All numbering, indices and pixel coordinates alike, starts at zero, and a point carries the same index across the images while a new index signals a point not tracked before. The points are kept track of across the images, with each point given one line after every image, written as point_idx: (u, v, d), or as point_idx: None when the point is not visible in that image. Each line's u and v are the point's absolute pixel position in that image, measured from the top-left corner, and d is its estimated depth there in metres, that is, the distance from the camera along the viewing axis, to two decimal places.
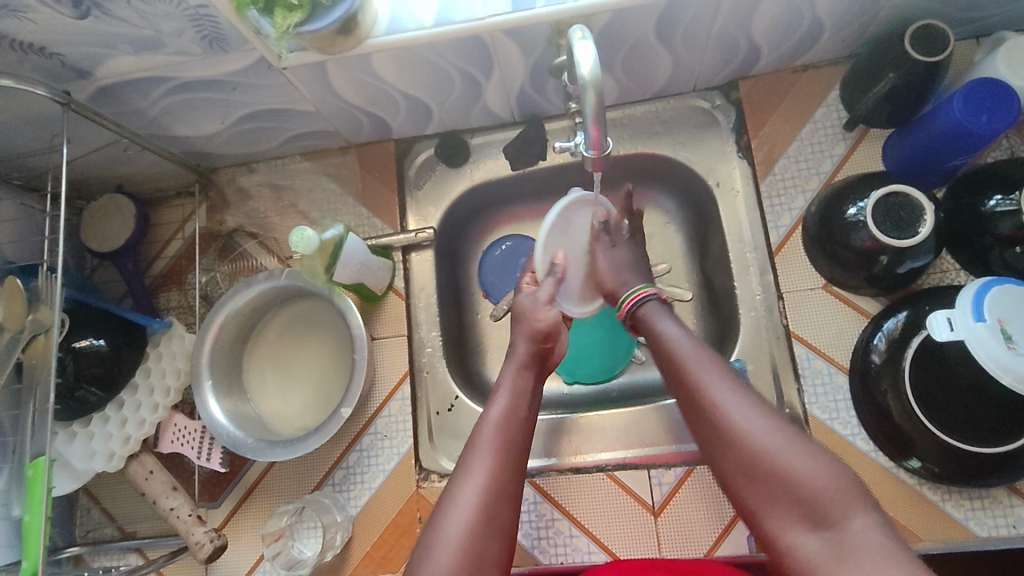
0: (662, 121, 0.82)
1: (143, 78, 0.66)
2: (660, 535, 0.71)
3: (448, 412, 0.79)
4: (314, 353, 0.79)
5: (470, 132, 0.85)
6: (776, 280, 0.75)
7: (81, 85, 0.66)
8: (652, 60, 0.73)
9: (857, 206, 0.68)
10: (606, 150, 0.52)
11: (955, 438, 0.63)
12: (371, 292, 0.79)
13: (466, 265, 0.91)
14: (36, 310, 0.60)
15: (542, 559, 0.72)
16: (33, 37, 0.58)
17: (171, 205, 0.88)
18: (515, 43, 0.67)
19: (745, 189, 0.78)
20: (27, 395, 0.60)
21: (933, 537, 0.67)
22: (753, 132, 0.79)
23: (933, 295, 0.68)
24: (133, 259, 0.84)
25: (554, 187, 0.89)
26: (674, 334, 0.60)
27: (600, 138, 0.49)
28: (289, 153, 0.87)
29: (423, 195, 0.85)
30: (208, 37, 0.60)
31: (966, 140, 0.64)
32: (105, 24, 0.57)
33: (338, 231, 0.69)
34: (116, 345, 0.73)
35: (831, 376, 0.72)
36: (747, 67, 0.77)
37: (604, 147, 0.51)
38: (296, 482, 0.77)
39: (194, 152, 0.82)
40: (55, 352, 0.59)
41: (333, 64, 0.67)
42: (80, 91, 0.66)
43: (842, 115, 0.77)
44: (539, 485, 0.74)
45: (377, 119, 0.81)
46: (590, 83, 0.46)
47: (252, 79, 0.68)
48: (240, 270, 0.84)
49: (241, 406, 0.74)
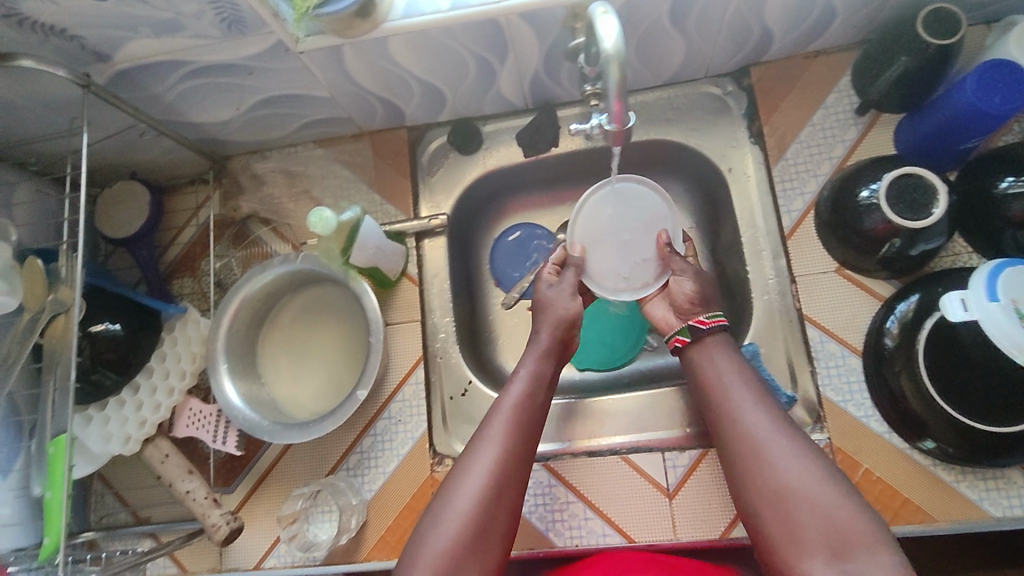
0: (674, 108, 0.82)
1: (161, 62, 0.66)
2: (675, 517, 0.71)
3: (462, 396, 0.79)
4: (329, 338, 0.79)
5: (483, 119, 0.86)
6: (788, 264, 0.76)
7: (101, 68, 0.66)
8: (666, 45, 0.73)
9: (869, 189, 0.69)
10: (628, 124, 0.51)
11: (971, 418, 0.63)
12: (385, 277, 0.79)
13: (479, 252, 0.91)
14: (57, 290, 0.60)
15: (556, 542, 0.72)
16: (52, 19, 0.58)
17: (185, 192, 0.89)
18: (531, 27, 0.67)
19: (758, 174, 0.79)
20: (47, 375, 0.60)
21: (949, 518, 0.67)
22: (765, 117, 0.79)
23: (945, 278, 0.69)
24: (148, 245, 0.84)
25: (566, 175, 0.89)
26: (727, 369, 0.62)
27: (622, 112, 0.49)
28: (302, 140, 0.87)
29: (436, 182, 0.86)
30: (227, 20, 0.61)
31: (979, 122, 0.65)
32: (126, 6, 0.57)
33: (355, 213, 0.69)
34: (132, 329, 0.74)
35: (844, 359, 0.72)
36: (759, 52, 0.78)
37: (626, 121, 0.50)
38: (311, 466, 0.77)
39: (209, 139, 0.83)
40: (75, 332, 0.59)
41: (350, 49, 0.68)
42: (99, 74, 0.67)
43: (853, 100, 0.77)
44: (553, 467, 0.75)
45: (390, 106, 0.81)
46: (612, 56, 0.46)
47: (269, 63, 0.69)
48: (254, 256, 0.84)
49: (256, 389, 0.74)
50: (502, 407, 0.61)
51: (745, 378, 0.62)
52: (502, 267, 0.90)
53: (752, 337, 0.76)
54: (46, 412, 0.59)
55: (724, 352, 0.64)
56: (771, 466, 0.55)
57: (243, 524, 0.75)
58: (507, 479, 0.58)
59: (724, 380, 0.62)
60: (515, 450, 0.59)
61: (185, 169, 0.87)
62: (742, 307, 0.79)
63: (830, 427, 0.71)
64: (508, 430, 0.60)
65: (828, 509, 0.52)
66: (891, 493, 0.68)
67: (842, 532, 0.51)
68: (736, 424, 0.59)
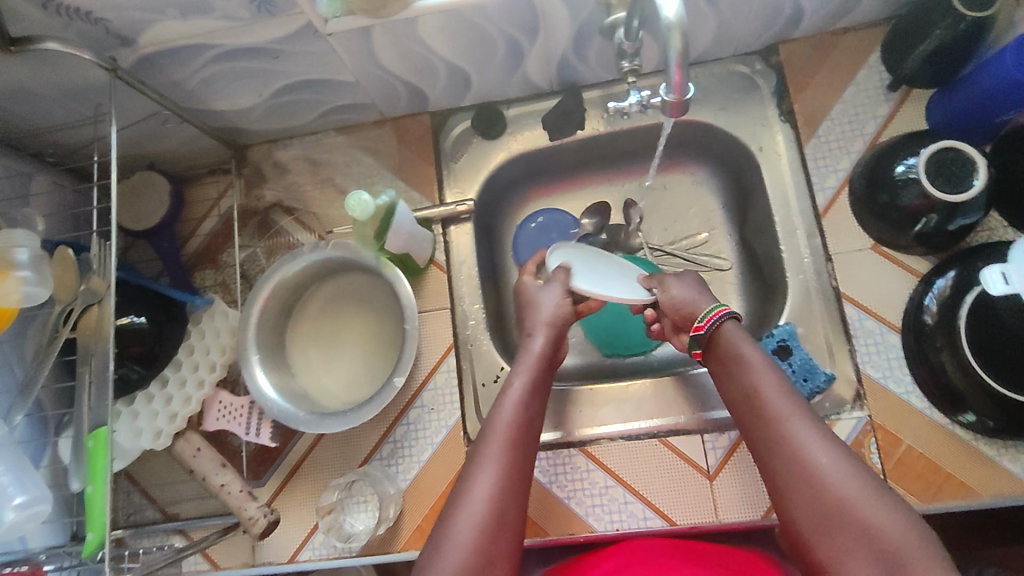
0: (702, 88, 0.82)
1: (186, 46, 0.65)
2: (716, 498, 0.70)
3: (494, 383, 0.77)
4: (359, 327, 0.78)
5: (508, 103, 0.85)
6: (823, 243, 0.76)
7: (124, 53, 0.65)
8: (697, 22, 0.73)
9: (906, 163, 0.68)
10: (686, 96, 0.54)
11: (1014, 391, 0.62)
12: (415, 263, 0.78)
13: (504, 239, 0.90)
14: (89, 280, 0.58)
15: (597, 526, 0.72)
16: (78, 0, 0.56)
17: (205, 182, 0.87)
18: (564, 5, 0.66)
19: (789, 153, 0.78)
20: (82, 367, 0.58)
21: (992, 492, 0.67)
22: (794, 95, 0.79)
23: (984, 252, 0.68)
24: (169, 236, 0.83)
25: (592, 159, 0.88)
26: (759, 372, 0.59)
27: (682, 82, 0.52)
28: (324, 128, 0.86)
29: (461, 167, 0.84)
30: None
31: (1017, 93, 0.64)
32: None
33: (388, 199, 0.69)
34: (158, 322, 0.72)
35: (883, 336, 0.72)
36: (788, 30, 0.77)
37: (686, 93, 0.53)
38: (344, 456, 0.76)
39: (230, 127, 0.81)
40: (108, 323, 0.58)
41: (379, 30, 0.66)
42: (123, 59, 0.65)
43: (884, 77, 0.77)
44: (591, 452, 0.74)
45: (416, 91, 0.80)
46: (674, 25, 0.49)
47: (296, 46, 0.67)
48: (278, 246, 0.83)
49: (288, 381, 0.73)
50: (498, 426, 0.60)
51: (779, 381, 0.58)
52: (526, 252, 0.87)
53: (788, 318, 0.75)
54: (83, 406, 0.58)
55: (749, 348, 0.61)
56: (814, 474, 0.52)
57: (278, 518, 0.74)
58: (509, 495, 0.56)
59: (753, 382, 0.59)
60: (513, 474, 0.58)
61: (205, 158, 0.86)
62: (775, 288, 0.79)
63: (870, 404, 0.71)
64: (506, 448, 0.59)
65: (878, 521, 0.48)
66: (931, 468, 0.68)
67: (895, 551, 0.47)
68: (776, 430, 0.55)
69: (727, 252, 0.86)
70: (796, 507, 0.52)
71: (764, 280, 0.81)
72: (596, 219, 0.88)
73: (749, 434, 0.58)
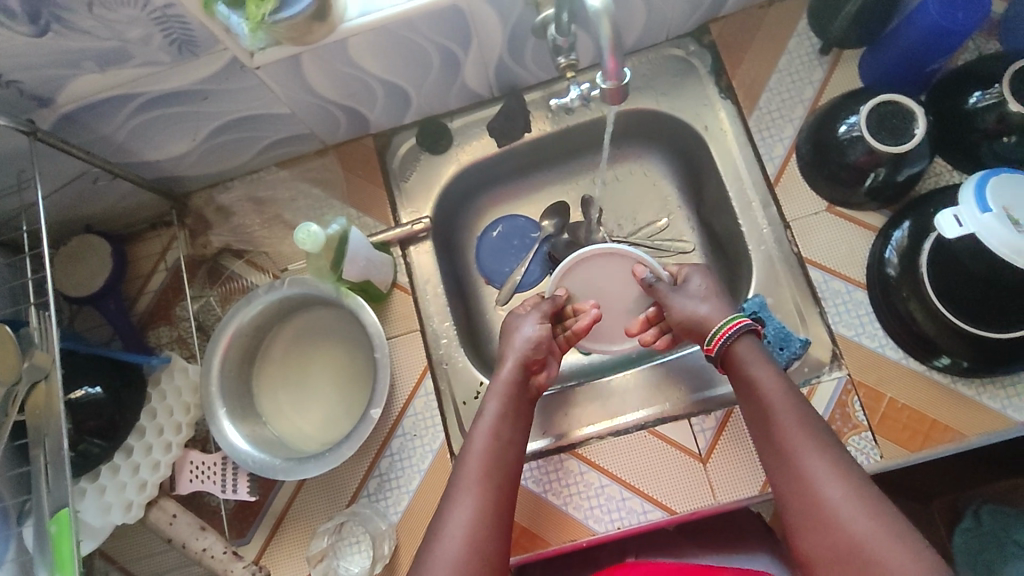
0: (641, 75, 0.82)
1: (108, 99, 0.62)
2: (712, 480, 0.70)
3: (474, 400, 0.76)
4: (327, 362, 0.75)
5: (451, 115, 0.84)
6: (779, 212, 0.76)
7: (43, 114, 0.62)
8: (628, 10, 0.73)
9: (847, 123, 0.69)
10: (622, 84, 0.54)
11: (981, 328, 0.64)
12: (377, 290, 0.76)
13: (464, 252, 0.89)
14: (32, 355, 0.55)
15: (598, 529, 0.70)
16: None
17: (147, 238, 0.83)
18: (493, 9, 0.66)
19: (733, 127, 0.79)
20: (35, 449, 0.54)
21: (977, 431, 0.68)
22: (731, 71, 0.80)
23: (934, 198, 0.70)
24: (115, 298, 0.79)
25: (543, 160, 0.88)
26: (773, 398, 0.62)
27: (617, 68, 0.50)
28: (265, 164, 0.83)
29: (412, 186, 0.83)
30: (177, 41, 0.57)
31: (947, 40, 0.66)
32: (65, 39, 0.54)
33: (340, 226, 0.67)
34: (114, 390, 0.68)
35: (850, 294, 0.73)
36: (716, 7, 0.78)
37: (622, 78, 0.52)
38: (329, 498, 0.73)
39: (166, 177, 0.78)
40: (61, 397, 0.55)
41: (308, 57, 0.64)
42: (42, 120, 0.62)
43: (814, 42, 0.78)
44: (581, 454, 0.73)
45: (355, 114, 0.78)
46: (602, 12, 0.48)
47: (224, 85, 0.65)
48: (232, 291, 0.80)
49: (259, 430, 0.70)
50: (471, 459, 0.62)
51: (795, 410, 0.61)
52: (487, 263, 0.88)
53: (756, 290, 0.75)
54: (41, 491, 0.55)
55: (758, 370, 0.64)
56: (827, 511, 0.54)
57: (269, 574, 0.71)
58: (491, 529, 0.57)
59: (769, 409, 0.61)
60: (490, 503, 0.59)
61: (144, 213, 0.82)
62: (740, 262, 0.79)
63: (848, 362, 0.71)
64: (481, 479, 0.60)
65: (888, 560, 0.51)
66: (909, 418, 0.69)
67: None
68: (792, 463, 0.58)
69: (689, 234, 0.86)
70: (809, 541, 0.55)
71: (728, 256, 0.82)
72: (556, 220, 0.88)
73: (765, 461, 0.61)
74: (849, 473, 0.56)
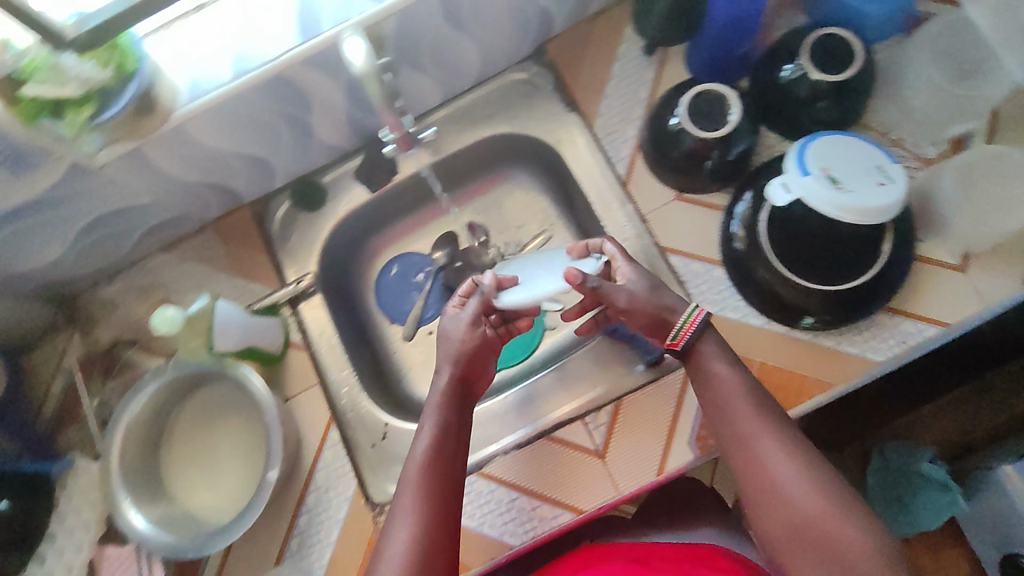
0: (490, 103, 1.02)
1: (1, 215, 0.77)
2: (589, 469, 0.93)
3: (382, 441, 0.93)
4: (228, 443, 0.93)
5: (319, 172, 1.02)
6: (636, 206, 0.93)
7: None
8: (458, 49, 0.92)
9: (676, 116, 0.85)
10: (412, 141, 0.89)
11: (832, 282, 0.81)
12: (269, 352, 0.93)
13: (361, 298, 1.08)
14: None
15: (515, 543, 0.92)
16: None
17: (42, 347, 0.96)
18: (322, 72, 0.83)
19: (547, 153, 1.00)
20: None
21: (840, 378, 0.86)
22: (572, 84, 0.98)
23: (764, 171, 0.86)
24: (15, 409, 0.90)
25: (415, 192, 1.07)
26: (722, 373, 0.80)
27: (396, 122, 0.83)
28: (149, 250, 0.99)
29: (294, 248, 1.00)
30: (9, 159, 0.72)
31: (745, 23, 0.85)
32: None
33: (202, 304, 0.86)
34: (19, 502, 0.84)
35: (709, 272, 0.90)
36: (547, 30, 0.97)
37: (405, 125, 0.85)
38: (256, 562, 0.88)
39: (55, 281, 0.93)
40: None
41: (152, 146, 0.80)
42: None
43: (640, 45, 0.97)
44: (485, 474, 0.96)
45: (223, 190, 0.95)
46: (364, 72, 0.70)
47: (72, 188, 0.80)
48: (129, 379, 0.95)
49: (167, 509, 0.87)
50: (416, 468, 0.76)
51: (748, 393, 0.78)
52: (384, 297, 1.08)
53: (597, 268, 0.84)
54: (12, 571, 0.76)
55: (715, 364, 0.81)
56: (780, 482, 0.72)
57: None
58: (430, 546, 0.71)
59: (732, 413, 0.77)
60: (434, 514, 0.73)
61: (32, 324, 0.94)
62: None
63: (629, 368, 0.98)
64: (425, 485, 0.75)
65: (814, 508, 0.69)
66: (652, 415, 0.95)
67: (813, 523, 0.69)
68: (749, 445, 0.75)
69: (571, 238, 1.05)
70: (766, 515, 0.72)
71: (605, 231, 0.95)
72: (446, 249, 1.09)
73: (732, 460, 0.77)
74: (790, 452, 0.73)
